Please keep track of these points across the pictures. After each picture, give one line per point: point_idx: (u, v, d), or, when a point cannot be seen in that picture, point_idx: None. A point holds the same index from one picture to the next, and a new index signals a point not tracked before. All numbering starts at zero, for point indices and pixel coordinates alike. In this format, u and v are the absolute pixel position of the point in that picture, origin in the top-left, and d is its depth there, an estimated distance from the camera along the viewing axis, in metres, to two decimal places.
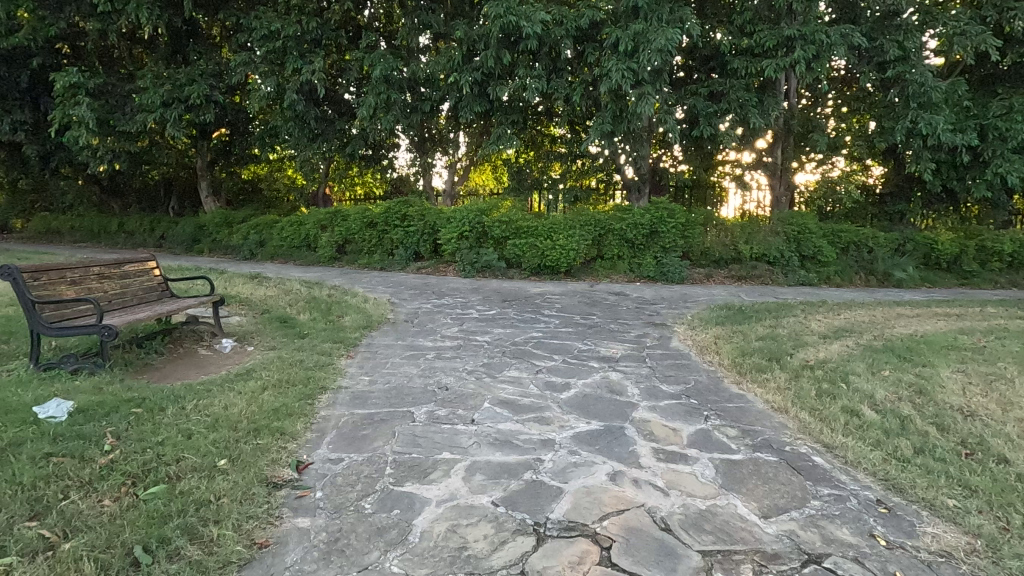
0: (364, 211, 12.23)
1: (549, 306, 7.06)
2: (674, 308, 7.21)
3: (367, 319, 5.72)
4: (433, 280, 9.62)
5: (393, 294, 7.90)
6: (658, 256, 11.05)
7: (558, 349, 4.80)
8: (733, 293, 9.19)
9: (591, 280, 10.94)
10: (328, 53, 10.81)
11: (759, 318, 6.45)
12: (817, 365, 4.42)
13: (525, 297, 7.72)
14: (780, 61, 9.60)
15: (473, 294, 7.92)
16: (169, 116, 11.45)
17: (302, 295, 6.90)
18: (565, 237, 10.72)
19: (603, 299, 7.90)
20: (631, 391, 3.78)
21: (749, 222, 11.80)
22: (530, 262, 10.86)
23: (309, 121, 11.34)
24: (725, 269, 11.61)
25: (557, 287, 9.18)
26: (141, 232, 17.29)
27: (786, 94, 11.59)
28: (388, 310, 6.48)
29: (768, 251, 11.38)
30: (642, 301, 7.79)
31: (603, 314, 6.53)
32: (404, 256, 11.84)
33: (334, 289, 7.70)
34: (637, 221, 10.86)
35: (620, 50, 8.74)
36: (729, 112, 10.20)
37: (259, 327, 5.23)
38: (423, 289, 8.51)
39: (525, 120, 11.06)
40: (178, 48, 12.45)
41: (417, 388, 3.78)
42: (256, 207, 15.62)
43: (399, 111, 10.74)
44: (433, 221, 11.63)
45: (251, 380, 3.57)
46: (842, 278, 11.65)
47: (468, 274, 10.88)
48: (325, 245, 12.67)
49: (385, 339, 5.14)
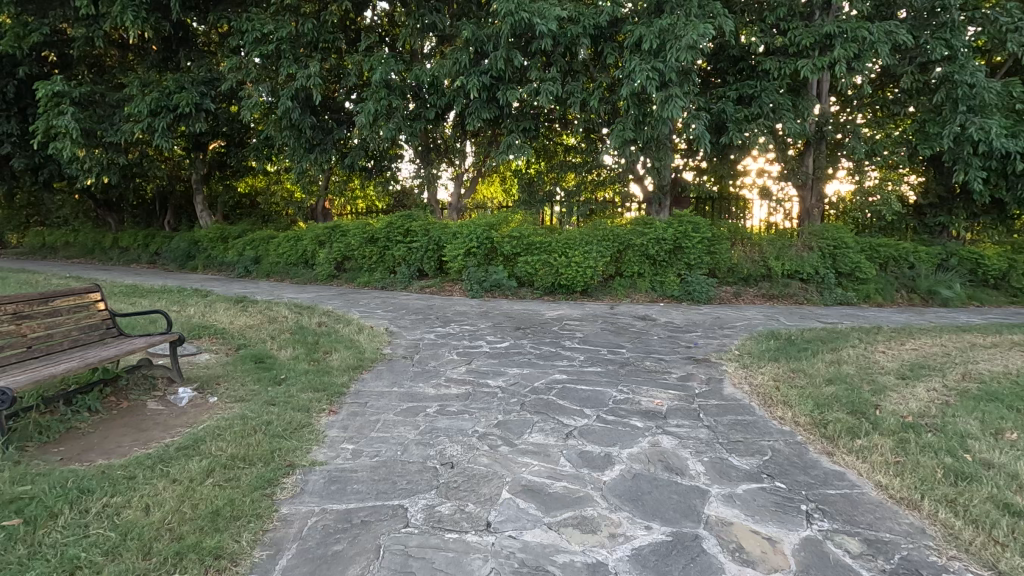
0: (364, 225, 11.43)
1: (569, 336, 6.20)
2: (712, 337, 6.32)
3: (360, 358, 4.85)
4: (439, 303, 8.80)
5: (392, 321, 7.06)
6: (682, 273, 10.18)
7: (589, 400, 3.90)
8: (770, 317, 8.30)
9: (610, 300, 10.06)
10: (326, 57, 10.09)
11: (815, 351, 5.55)
12: (918, 422, 3.52)
13: (540, 324, 6.86)
14: (816, 62, 8.80)
15: (482, 321, 7.07)
16: (157, 126, 10.76)
17: (289, 325, 6.06)
18: (582, 254, 9.85)
19: (628, 325, 7.02)
20: (694, 468, 2.88)
21: (779, 237, 10.92)
22: (543, 281, 10.01)
23: (306, 130, 10.60)
24: (754, 287, 10.73)
25: (574, 310, 8.33)
26: (135, 248, 16.61)
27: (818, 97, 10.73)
28: (385, 344, 5.63)
29: (800, 268, 10.49)
30: (673, 328, 6.91)
31: (632, 347, 5.67)
32: (407, 274, 11.03)
33: (327, 316, 6.86)
34: (660, 236, 10.00)
35: (644, 49, 7.94)
36: (760, 117, 9.37)
37: (230, 369, 4.36)
38: (426, 313, 7.68)
39: (537, 128, 10.27)
40: (170, 55, 11.80)
41: (414, 465, 2.90)
42: (253, 222, 14.87)
43: (401, 118, 9.98)
44: (438, 236, 10.82)
45: (193, 460, 2.69)
46: (884, 296, 10.71)
47: (475, 294, 10.03)
48: (324, 263, 11.89)
49: (379, 385, 4.27)
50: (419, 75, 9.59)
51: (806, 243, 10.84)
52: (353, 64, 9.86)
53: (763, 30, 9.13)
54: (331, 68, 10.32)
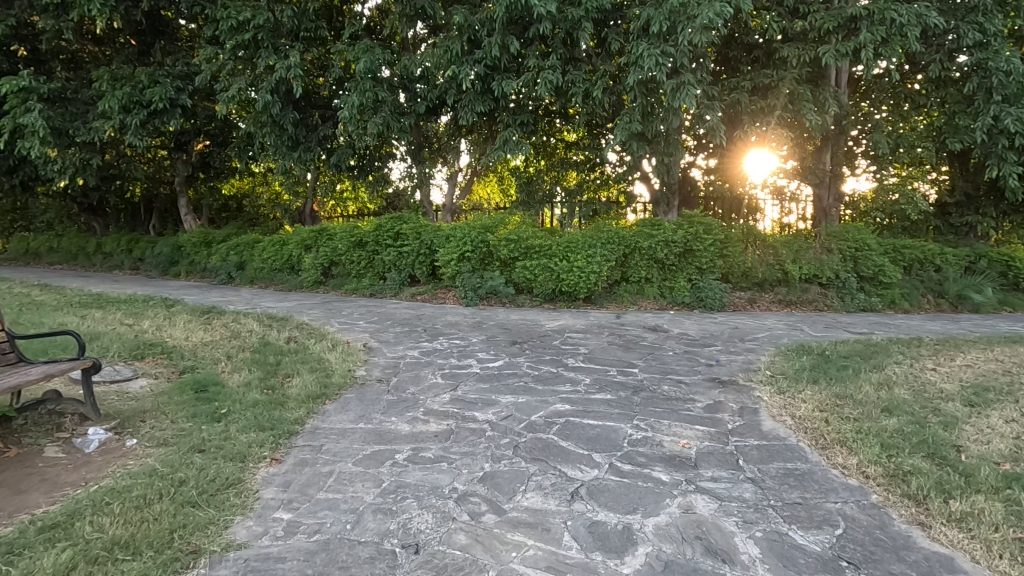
0: (351, 228, 10.69)
1: (572, 352, 5.44)
2: (735, 353, 5.56)
3: (325, 384, 4.09)
4: (429, 312, 8.05)
5: (374, 334, 6.31)
6: (693, 278, 9.46)
7: (599, 442, 3.15)
8: (792, 326, 7.56)
9: (615, 307, 9.31)
10: (308, 47, 9.37)
11: (857, 370, 4.79)
12: (1019, 473, 2.77)
13: (540, 338, 6.11)
14: (839, 47, 8.08)
15: (475, 334, 6.32)
16: (130, 123, 10.05)
17: (253, 341, 5.30)
18: (584, 257, 9.11)
19: (638, 338, 6.27)
20: (747, 552, 2.13)
21: (796, 239, 10.18)
22: (543, 288, 9.25)
23: (288, 126, 9.87)
24: (770, 292, 9.99)
25: (577, 320, 7.58)
26: (117, 254, 15.90)
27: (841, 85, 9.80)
28: (360, 364, 4.87)
29: (820, 272, 9.76)
30: (688, 342, 6.15)
31: (646, 366, 4.90)
32: (397, 280, 10.29)
33: (300, 329, 6.11)
34: (668, 239, 9.26)
35: (653, 32, 7.21)
36: (778, 109, 8.62)
37: (163, 400, 3.60)
38: (413, 325, 6.93)
39: (536, 122, 9.54)
40: (146, 49, 11.11)
41: (365, 549, 2.14)
42: (238, 226, 14.15)
43: (390, 112, 9.26)
44: (430, 240, 10.06)
45: (51, 552, 1.97)
46: (910, 301, 9.94)
47: (470, 302, 9.28)
48: (309, 269, 11.16)
49: (342, 420, 3.50)
50: (409, 65, 8.86)
51: (825, 245, 10.10)
52: (337, 54, 9.14)
53: (782, 13, 8.39)
54: (314, 59, 9.62)
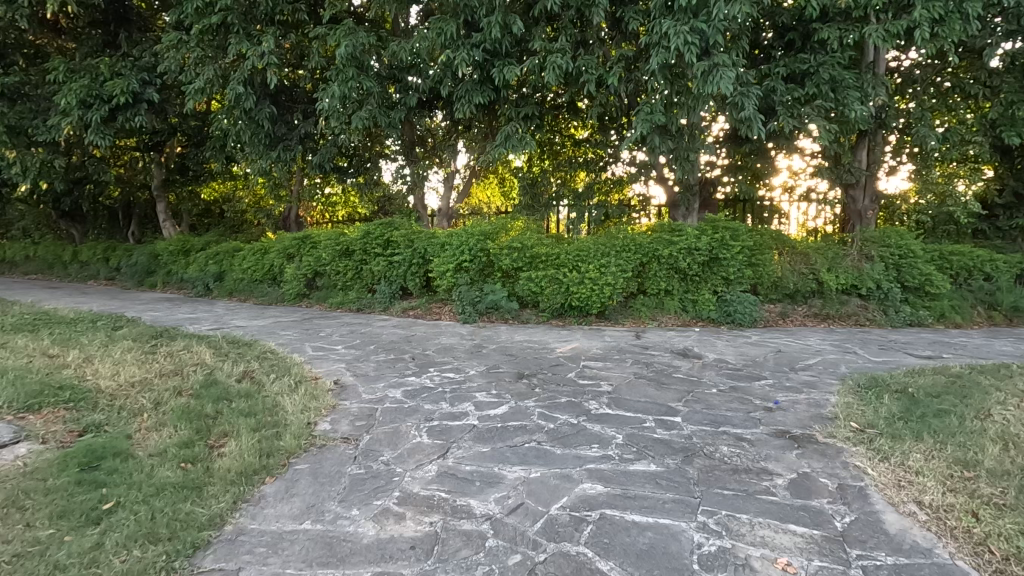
0: (337, 235, 9.65)
1: (592, 391, 4.39)
2: (793, 390, 4.49)
3: (266, 451, 3.03)
4: (421, 333, 7.01)
5: (351, 365, 5.24)
6: (719, 290, 8.44)
7: (655, 564, 2.13)
8: (844, 347, 6.51)
9: (632, 324, 8.26)
10: (285, 32, 8.33)
11: (962, 417, 3.73)
12: None
13: (551, 369, 5.05)
14: (889, 27, 7.06)
15: (472, 364, 5.25)
16: (89, 120, 9.05)
17: (195, 380, 4.24)
18: (597, 268, 8.06)
19: (667, 368, 5.21)
20: None
21: (829, 245, 9.18)
22: (551, 301, 8.20)
23: (264, 121, 8.84)
24: (803, 305, 8.95)
25: (592, 342, 6.53)
26: (93, 263, 14.88)
27: (874, 63, 8.20)
28: (325, 414, 3.80)
29: (859, 282, 8.75)
30: (729, 373, 5.08)
31: (690, 415, 3.84)
32: (387, 293, 9.26)
33: (262, 361, 5.07)
34: (692, 246, 8.21)
35: (679, 7, 6.18)
36: (816, 98, 7.59)
37: (26, 487, 2.55)
38: (400, 351, 5.87)
39: (542, 116, 8.51)
40: (111, 39, 10.13)
41: None
42: (219, 233, 13.13)
43: (377, 104, 8.20)
44: (424, 248, 9.00)
45: None
46: (962, 314, 8.88)
47: (468, 319, 8.23)
48: (291, 280, 10.14)
49: (281, 517, 2.46)
50: (398, 51, 7.81)
51: (864, 252, 9.08)
52: (317, 39, 8.11)
53: None
54: (292, 47, 8.59)
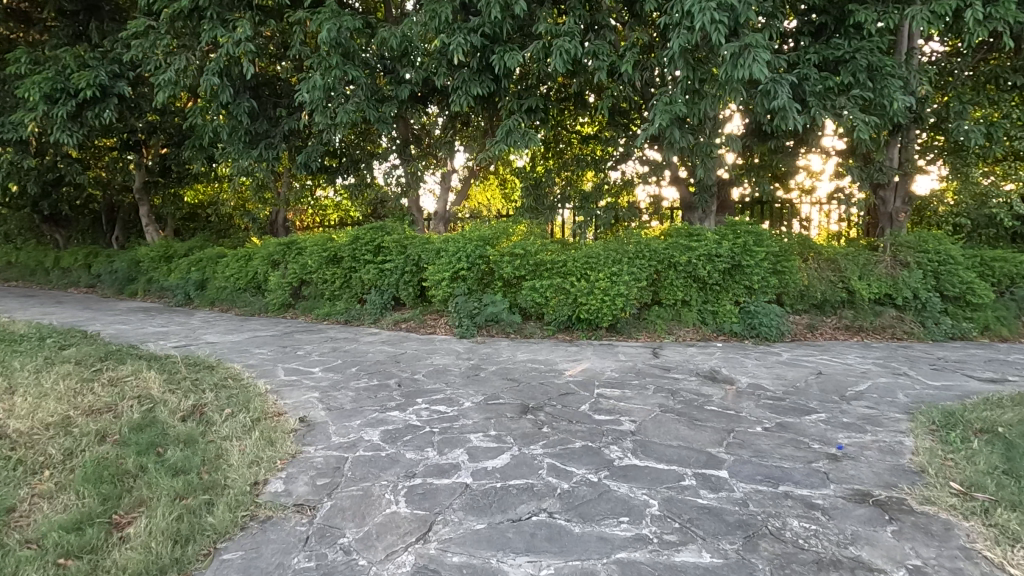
0: (324, 240, 8.90)
1: (612, 432, 3.62)
2: (853, 429, 3.72)
3: (183, 533, 2.32)
4: (413, 351, 6.26)
5: (326, 394, 4.48)
6: (741, 300, 7.69)
7: None
8: (891, 368, 5.74)
9: (647, 338, 7.50)
10: (264, 19, 7.62)
11: None
12: None
13: (560, 401, 4.29)
14: (936, 7, 6.32)
15: (468, 392, 4.50)
16: (54, 115, 8.33)
17: (127, 419, 3.47)
18: (608, 277, 7.29)
19: (697, 398, 4.44)
20: None
21: (860, 251, 8.43)
22: (557, 314, 7.43)
23: (243, 117, 8.09)
24: (832, 316, 8.19)
25: (605, 362, 5.77)
26: (73, 270, 14.14)
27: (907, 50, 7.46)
28: (280, 467, 3.04)
29: (894, 291, 8.00)
30: (770, 404, 4.31)
31: (737, 468, 3.07)
32: (378, 303, 8.49)
33: (220, 390, 4.29)
34: (712, 252, 7.44)
35: None
36: (852, 88, 6.84)
37: None
38: (386, 374, 5.10)
39: (547, 110, 7.78)
40: (82, 30, 9.42)
41: None
42: (203, 238, 12.39)
43: (365, 97, 7.46)
44: (418, 254, 8.24)
45: None
46: (1009, 326, 8.10)
47: (465, 333, 7.45)
48: (276, 289, 9.38)
49: None
50: (387, 37, 7.05)
51: (898, 258, 8.30)
52: (298, 24, 7.38)
53: None
54: (273, 35, 7.86)
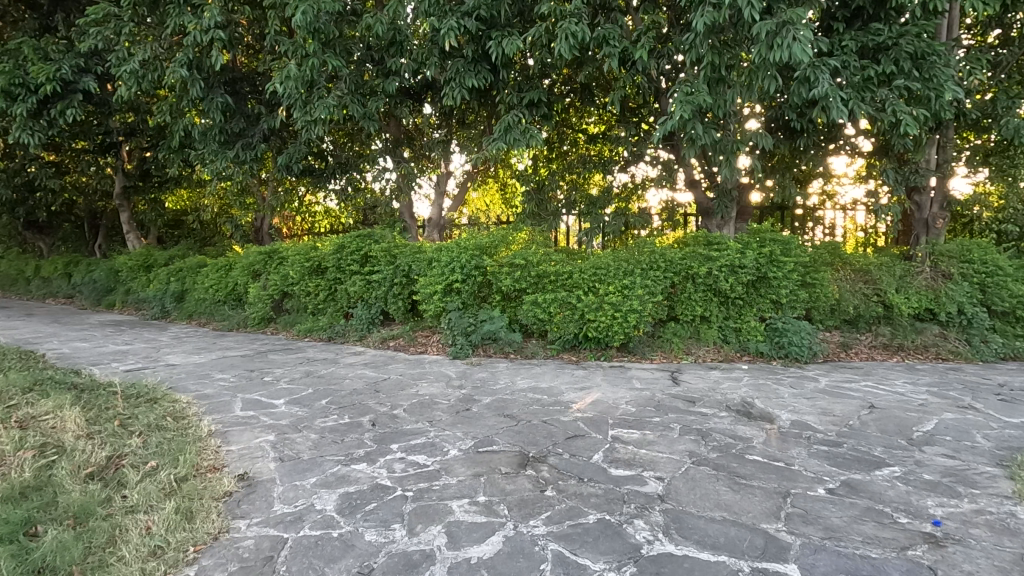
0: (306, 249, 8.17)
1: (634, 498, 2.82)
2: (943, 492, 2.90)
3: None
4: (396, 376, 5.46)
5: (282, 437, 3.68)
6: (767, 316, 6.90)
7: None
8: (952, 399, 4.92)
9: (662, 359, 6.71)
10: (238, 4, 6.90)
11: None
12: None
13: (567, 450, 3.49)
14: None
15: (455, 437, 3.70)
16: (11, 113, 7.61)
17: (9, 481, 2.71)
18: (620, 292, 6.49)
19: (734, 443, 3.63)
20: None
21: (895, 260, 7.65)
22: (562, 332, 6.67)
23: (216, 113, 7.38)
24: (866, 333, 7.41)
25: (618, 392, 4.98)
26: (53, 279, 13.43)
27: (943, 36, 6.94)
28: (189, 557, 2.27)
29: (934, 305, 7.22)
30: (826, 451, 3.50)
31: (810, 560, 2.27)
32: (365, 318, 7.72)
33: (149, 433, 3.50)
34: (735, 264, 6.66)
35: None
36: (895, 78, 6.08)
37: None
38: (359, 410, 4.30)
39: (550, 105, 7.04)
40: (49, 22, 8.72)
41: None
42: (186, 247, 11.66)
43: (348, 91, 6.74)
44: (408, 265, 7.48)
45: None
46: None
47: (460, 353, 6.67)
48: (255, 302, 8.65)
49: None
50: (371, 23, 6.33)
51: (939, 269, 7.52)
52: (275, 9, 6.66)
53: None
54: (249, 23, 7.16)
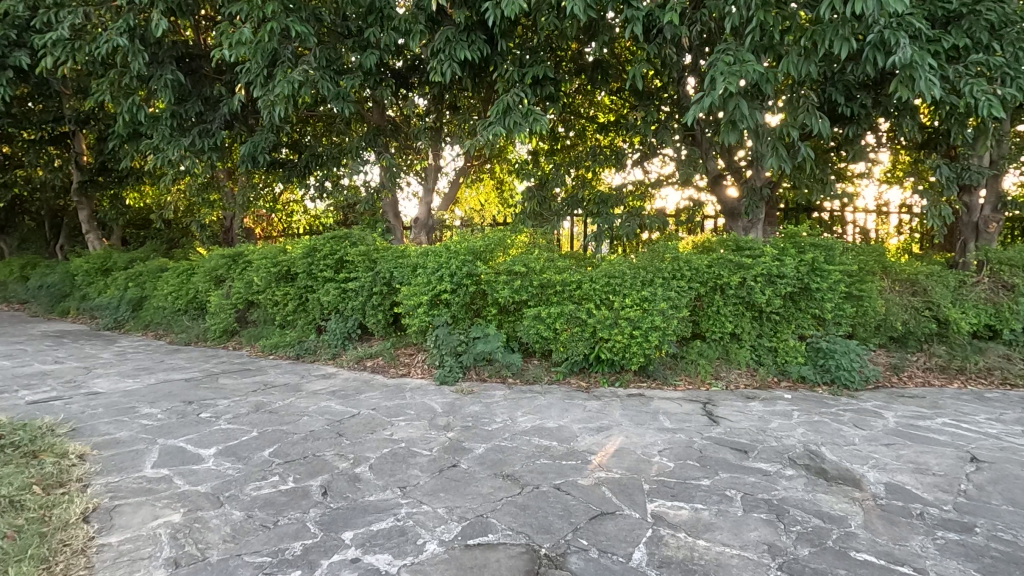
0: (274, 253, 7.09)
1: None
2: None
3: None
4: (367, 411, 4.38)
5: (192, 518, 2.61)
6: (807, 334, 5.89)
7: None
8: None
9: (687, 385, 5.69)
10: None
11: None
12: None
13: (594, 543, 2.44)
14: None
15: (435, 517, 2.64)
16: None
17: None
18: (638, 306, 5.46)
19: (826, 528, 2.59)
20: None
21: (947, 270, 6.67)
22: (569, 353, 5.63)
23: (165, 93, 6.31)
24: (918, 353, 6.42)
25: (646, 435, 3.93)
26: (7, 283, 12.26)
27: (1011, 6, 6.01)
28: None
29: (996, 320, 6.27)
30: (959, 544, 2.48)
31: None
32: (339, 332, 6.66)
33: None
34: (772, 273, 5.64)
35: None
36: (968, 52, 5.13)
37: None
38: (309, 467, 3.22)
39: (557, 85, 6.03)
40: None
41: None
42: (149, 249, 10.53)
43: (318, 65, 5.70)
44: (389, 271, 6.41)
45: None
46: None
47: (449, 377, 5.62)
48: (217, 312, 7.56)
49: None
50: None
51: (999, 280, 6.56)
52: None
53: None
54: None
